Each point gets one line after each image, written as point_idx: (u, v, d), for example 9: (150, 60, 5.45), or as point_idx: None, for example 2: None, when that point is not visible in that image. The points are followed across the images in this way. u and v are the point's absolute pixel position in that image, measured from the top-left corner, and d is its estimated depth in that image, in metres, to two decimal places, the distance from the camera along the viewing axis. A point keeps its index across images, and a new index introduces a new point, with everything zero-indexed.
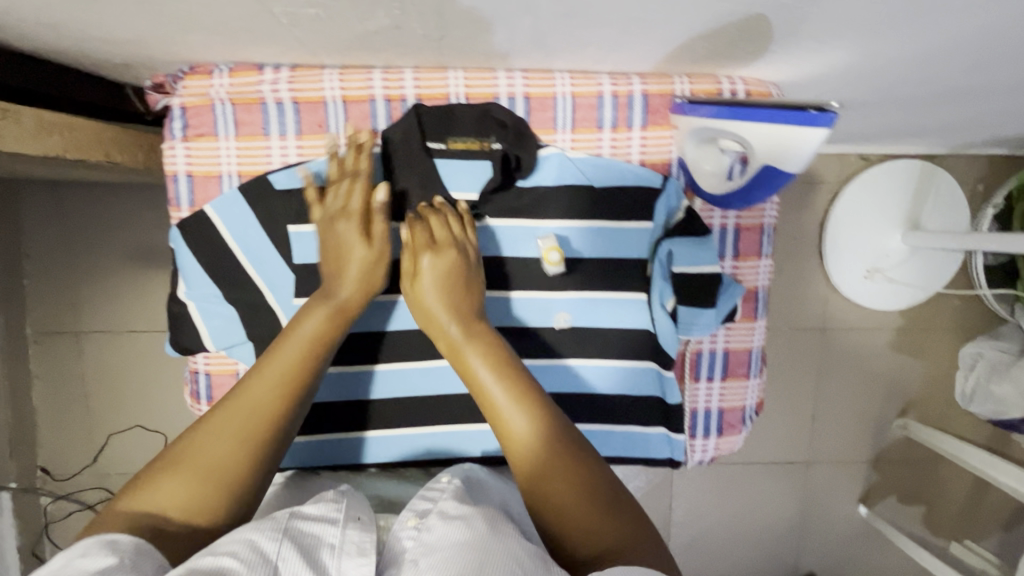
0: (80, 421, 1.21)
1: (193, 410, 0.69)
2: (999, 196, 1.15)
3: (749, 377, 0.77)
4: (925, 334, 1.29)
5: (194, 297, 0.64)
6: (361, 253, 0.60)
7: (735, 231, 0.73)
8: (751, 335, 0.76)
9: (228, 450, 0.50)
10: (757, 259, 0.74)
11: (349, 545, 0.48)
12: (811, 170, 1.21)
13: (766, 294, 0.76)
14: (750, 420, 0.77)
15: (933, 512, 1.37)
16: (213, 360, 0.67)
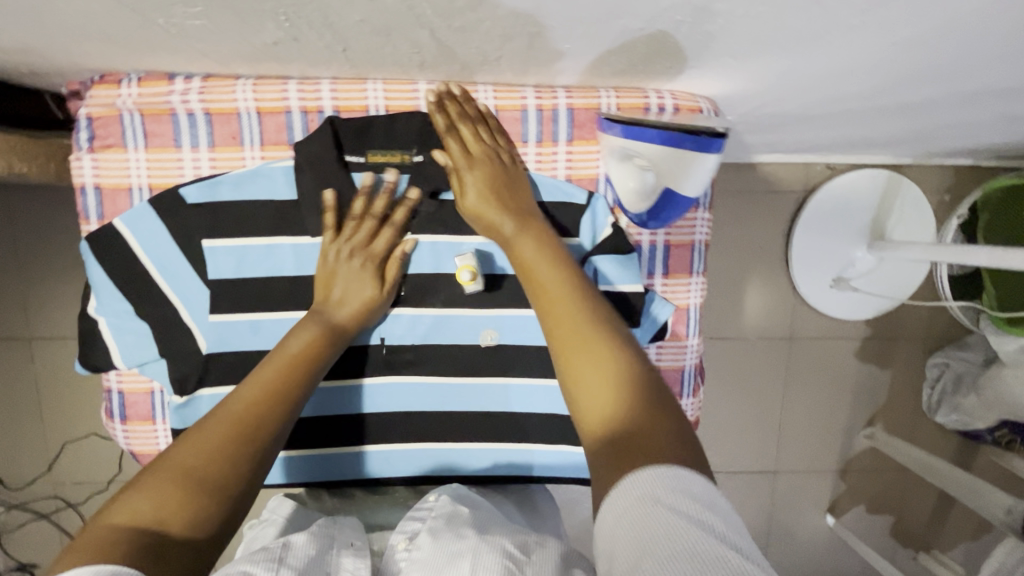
0: (32, 430, 1.18)
1: (109, 430, 0.69)
2: (964, 207, 1.15)
3: (682, 396, 0.74)
4: (892, 344, 1.29)
5: (104, 314, 0.63)
6: (366, 290, 0.64)
7: (664, 248, 0.72)
8: (683, 354, 0.74)
9: (214, 451, 0.52)
10: (687, 277, 0.72)
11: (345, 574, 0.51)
12: (777, 180, 1.19)
13: (699, 312, 0.74)
14: None
15: (901, 522, 1.37)
16: (125, 379, 0.66)
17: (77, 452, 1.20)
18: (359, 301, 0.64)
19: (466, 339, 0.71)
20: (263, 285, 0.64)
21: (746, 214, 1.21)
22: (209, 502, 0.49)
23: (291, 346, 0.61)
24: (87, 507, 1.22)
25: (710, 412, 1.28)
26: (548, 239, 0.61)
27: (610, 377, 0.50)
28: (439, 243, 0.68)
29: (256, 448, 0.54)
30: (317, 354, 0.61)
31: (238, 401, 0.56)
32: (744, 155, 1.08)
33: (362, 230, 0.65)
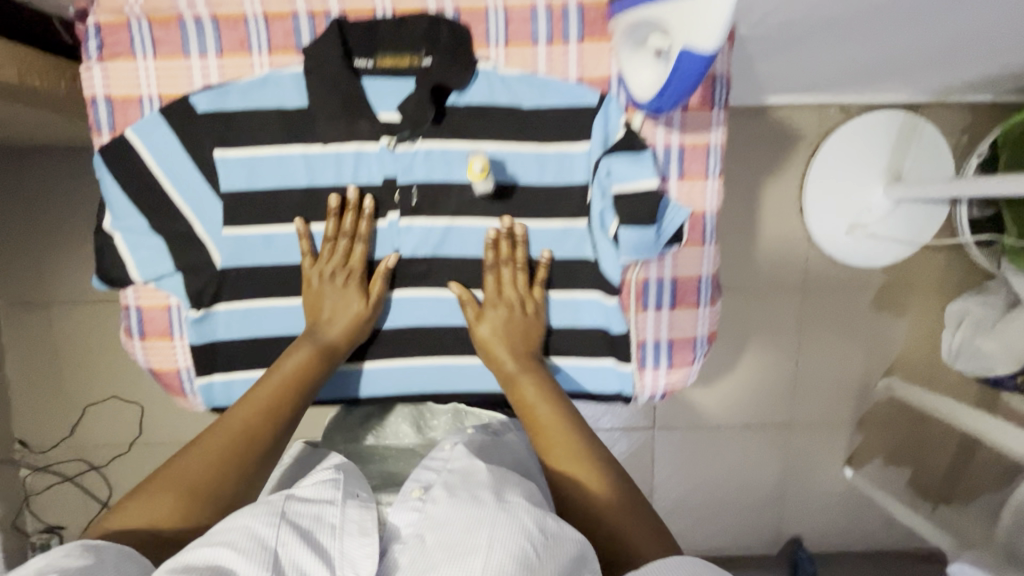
0: (53, 394, 1.20)
1: (126, 346, 0.73)
2: (983, 145, 1.12)
3: (699, 305, 0.76)
4: (910, 292, 1.26)
5: (120, 228, 0.69)
6: (354, 308, 0.70)
7: (680, 149, 0.71)
8: (699, 262, 0.74)
9: (209, 470, 0.59)
10: (703, 180, 0.72)
11: (350, 525, 0.56)
12: (788, 124, 1.17)
13: (715, 218, 0.75)
14: (702, 348, 0.76)
15: (920, 474, 1.35)
16: (142, 295, 0.71)
17: (96, 414, 1.22)
18: (347, 317, 0.70)
19: (476, 253, 0.73)
20: (275, 195, 0.70)
21: (757, 161, 1.19)
22: (202, 508, 0.57)
23: (284, 365, 0.68)
24: (109, 468, 1.24)
25: (723, 363, 1.28)
26: (546, 376, 0.70)
27: (598, 484, 0.61)
28: (451, 149, 0.70)
29: (252, 460, 0.62)
30: (310, 376, 0.68)
31: (235, 418, 0.63)
32: (754, 96, 1.06)
33: (347, 247, 0.71)
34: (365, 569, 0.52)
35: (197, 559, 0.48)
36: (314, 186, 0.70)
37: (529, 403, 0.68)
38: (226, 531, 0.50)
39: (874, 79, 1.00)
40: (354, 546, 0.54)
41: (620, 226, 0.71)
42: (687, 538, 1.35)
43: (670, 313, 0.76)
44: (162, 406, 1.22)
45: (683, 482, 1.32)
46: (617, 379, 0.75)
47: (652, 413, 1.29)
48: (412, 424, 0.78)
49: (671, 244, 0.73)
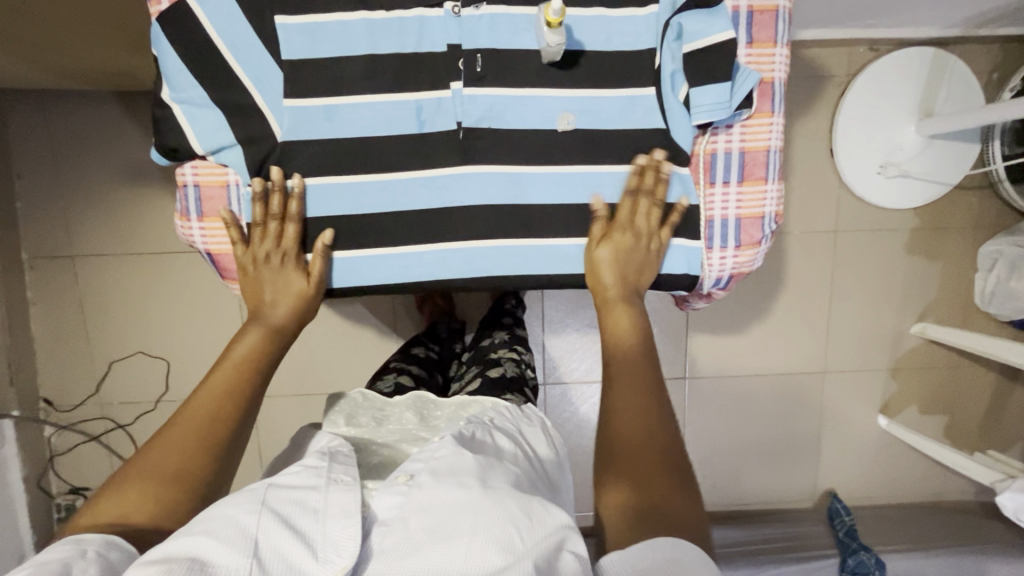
0: (80, 349, 1.19)
1: (182, 230, 0.66)
2: (1016, 80, 1.11)
3: (768, 180, 0.67)
4: (942, 234, 1.25)
5: (180, 100, 0.61)
6: (298, 285, 0.64)
7: (747, 14, 0.63)
8: (769, 133, 0.66)
9: (182, 457, 0.53)
10: (773, 47, 0.64)
11: (333, 508, 0.48)
12: (817, 65, 1.17)
13: (784, 87, 0.66)
14: (772, 229, 0.67)
15: (956, 424, 1.33)
16: (200, 169, 0.64)
17: (123, 371, 1.20)
18: (291, 296, 0.64)
19: (541, 125, 0.64)
20: (336, 65, 0.62)
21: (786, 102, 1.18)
22: (182, 491, 0.51)
23: (241, 343, 0.62)
24: (136, 427, 1.22)
25: (754, 310, 1.27)
26: (640, 316, 0.63)
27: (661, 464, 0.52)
28: (515, 15, 0.63)
29: (219, 443, 0.55)
30: (267, 355, 0.63)
31: (197, 402, 0.57)
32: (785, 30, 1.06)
33: (280, 229, 0.64)
34: (347, 553, 0.44)
35: (175, 548, 0.43)
36: (368, 55, 0.62)
37: (617, 346, 0.61)
38: (207, 518, 0.45)
39: (907, 8, 1.00)
40: (338, 530, 0.46)
41: (693, 87, 0.62)
42: (720, 492, 1.33)
43: (737, 190, 0.67)
44: (191, 360, 1.21)
45: (715, 434, 1.31)
46: (684, 261, 0.67)
47: (683, 363, 1.28)
48: (416, 414, 0.78)
49: (742, 110, 0.64)
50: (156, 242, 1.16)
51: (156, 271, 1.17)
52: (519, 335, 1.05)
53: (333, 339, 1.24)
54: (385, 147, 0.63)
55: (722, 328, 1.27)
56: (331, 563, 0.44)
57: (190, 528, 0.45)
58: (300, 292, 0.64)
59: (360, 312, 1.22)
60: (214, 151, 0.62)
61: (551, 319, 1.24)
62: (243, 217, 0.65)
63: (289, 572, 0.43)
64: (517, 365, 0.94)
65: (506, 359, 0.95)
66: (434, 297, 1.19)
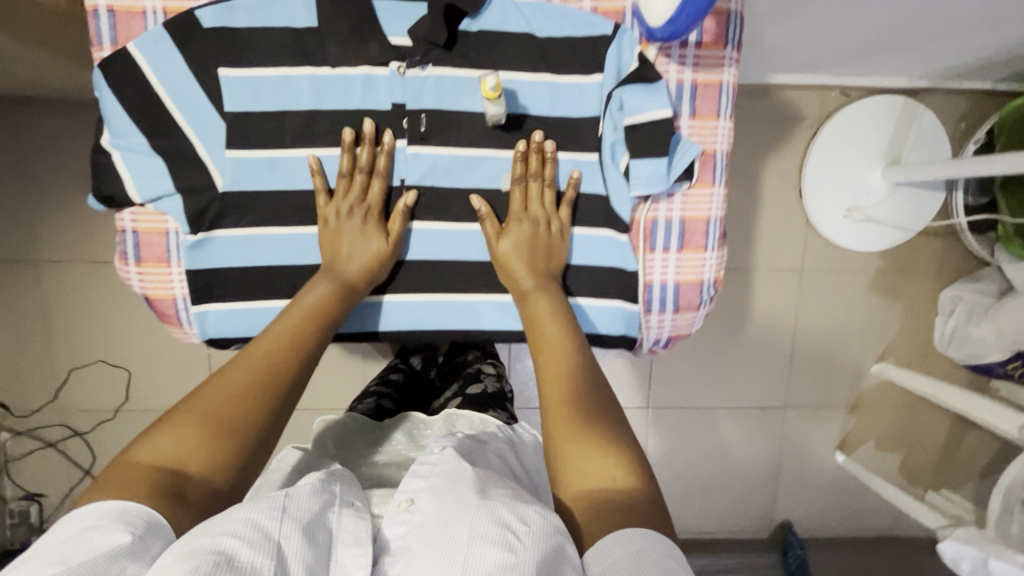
0: (40, 354, 1.18)
1: (120, 274, 0.67)
2: (981, 132, 1.13)
3: (707, 249, 0.70)
4: (905, 276, 1.28)
5: (119, 146, 0.62)
6: (375, 245, 0.66)
7: (691, 87, 0.68)
8: (710, 203, 0.70)
9: (239, 400, 0.55)
10: (714, 119, 0.68)
11: (345, 533, 0.49)
12: (791, 105, 1.18)
13: (725, 158, 0.70)
14: (709, 296, 0.71)
15: (912, 461, 1.36)
16: (139, 216, 0.64)
17: (83, 378, 1.19)
18: (370, 256, 0.66)
19: (486, 183, 0.69)
20: (278, 118, 0.64)
21: (759, 140, 1.20)
22: (230, 445, 0.53)
23: (309, 297, 0.64)
24: (94, 434, 1.21)
25: (720, 343, 1.28)
26: (559, 305, 0.67)
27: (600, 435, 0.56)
28: (462, 78, 0.66)
29: (276, 400, 0.58)
30: (332, 312, 0.65)
31: (258, 355, 0.59)
32: (758, 73, 1.07)
33: (367, 184, 0.66)
34: None
35: (194, 547, 0.41)
36: (313, 110, 0.65)
37: (540, 334, 0.65)
38: (225, 520, 0.44)
39: (877, 59, 1.01)
40: (348, 558, 0.47)
41: (631, 159, 0.67)
42: (678, 519, 1.35)
43: (677, 256, 0.71)
44: (152, 370, 1.20)
45: (675, 462, 1.33)
46: (624, 321, 0.70)
47: (648, 392, 1.29)
48: (405, 434, 0.81)
49: (683, 180, 0.69)
50: None
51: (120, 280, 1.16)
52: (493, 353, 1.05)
53: None
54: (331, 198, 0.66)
55: (687, 359, 1.29)
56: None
57: (213, 525, 0.43)
58: (372, 249, 0.66)
59: None
60: (153, 199, 0.63)
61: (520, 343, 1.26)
62: (182, 263, 0.65)
63: None
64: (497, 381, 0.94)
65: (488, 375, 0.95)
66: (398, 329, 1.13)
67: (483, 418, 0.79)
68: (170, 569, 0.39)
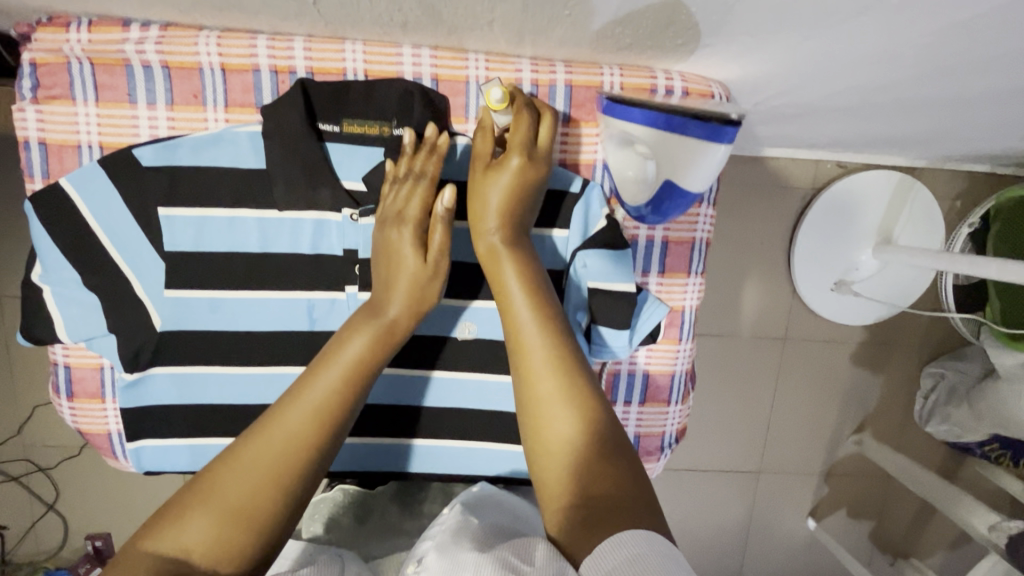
0: (2, 389, 1.15)
1: (53, 400, 0.67)
2: (976, 215, 1.11)
3: (669, 403, 0.75)
4: (888, 351, 1.26)
5: (50, 282, 0.60)
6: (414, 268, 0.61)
7: (662, 244, 0.72)
8: (674, 361, 0.74)
9: (260, 484, 0.49)
10: (685, 277, 0.73)
11: None
12: (785, 175, 1.15)
13: (693, 314, 0.74)
14: (669, 447, 0.76)
15: (881, 528, 1.36)
16: (70, 353, 0.64)
17: (47, 415, 1.17)
18: (408, 286, 0.61)
19: (443, 330, 0.71)
20: (222, 260, 0.62)
21: (749, 209, 1.17)
22: (244, 534, 0.47)
23: (348, 350, 0.57)
24: (58, 471, 1.20)
25: (698, 408, 1.27)
26: (528, 261, 0.61)
27: (588, 424, 0.52)
28: None
29: (303, 468, 0.51)
30: (371, 367, 0.58)
31: (288, 424, 0.52)
32: (751, 146, 1.04)
33: (412, 192, 0.62)
34: None
35: None
36: (259, 253, 0.63)
37: (504, 291, 0.60)
38: None
39: (874, 142, 0.98)
40: None
41: (594, 320, 0.67)
42: None
43: (639, 408, 0.75)
44: None
45: None
46: None
47: None
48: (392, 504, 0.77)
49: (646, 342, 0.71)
50: None
51: None
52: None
53: None
54: (279, 342, 0.65)
55: None
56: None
57: None
58: (413, 265, 0.61)
59: None
60: (86, 339, 0.62)
61: None
62: (116, 400, 0.66)
63: None
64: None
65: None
66: None
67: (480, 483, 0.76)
68: None
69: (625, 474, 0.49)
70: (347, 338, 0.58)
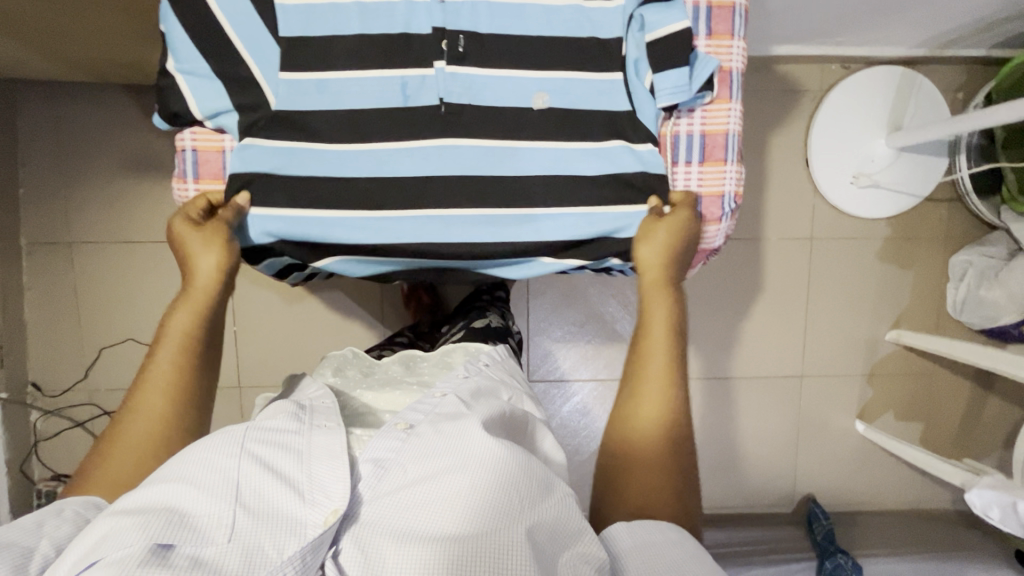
0: (70, 333, 1.22)
1: (177, 192, 0.67)
2: (979, 97, 1.18)
3: (728, 162, 0.68)
4: (913, 244, 1.30)
5: (183, 70, 0.62)
6: (209, 253, 0.62)
7: (707, 9, 0.65)
8: (727, 117, 0.67)
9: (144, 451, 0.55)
10: (730, 39, 0.66)
11: (317, 450, 0.51)
12: (793, 80, 1.24)
13: (741, 78, 0.68)
14: (731, 209, 0.68)
15: (932, 431, 1.36)
16: (201, 135, 0.65)
17: (112, 357, 1.23)
18: (213, 260, 0.62)
19: (517, 106, 0.63)
20: (325, 44, 0.62)
21: (764, 114, 1.25)
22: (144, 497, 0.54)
23: (174, 325, 0.61)
24: None
25: (735, 315, 1.30)
26: (675, 309, 0.64)
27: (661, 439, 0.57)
28: (498, 6, 0.62)
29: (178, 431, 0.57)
30: (201, 335, 0.62)
31: (148, 397, 0.58)
32: (759, 45, 1.13)
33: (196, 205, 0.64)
34: (337, 495, 0.47)
35: (157, 497, 0.45)
36: (344, 36, 0.62)
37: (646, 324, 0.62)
38: (184, 467, 0.47)
39: (872, 28, 1.07)
40: (324, 472, 0.49)
41: (656, 72, 0.63)
42: (702, 493, 1.35)
43: (698, 171, 0.68)
44: None
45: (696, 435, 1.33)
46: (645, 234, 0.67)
47: None
48: (403, 364, 0.81)
49: (702, 94, 0.65)
50: (154, 230, 1.19)
51: (152, 261, 1.20)
52: (504, 303, 1.10)
53: (321, 329, 1.26)
54: (360, 123, 0.63)
55: (703, 330, 1.30)
56: (321, 505, 0.47)
57: (178, 472, 0.47)
58: (199, 254, 0.62)
59: (349, 304, 1.25)
60: (211, 116, 0.63)
61: (534, 316, 1.32)
62: None
63: (277, 512, 0.46)
64: (501, 318, 1.00)
65: (492, 313, 1.01)
66: (421, 291, 1.21)
67: (477, 347, 0.82)
68: (125, 524, 0.42)
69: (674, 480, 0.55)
70: (170, 321, 0.62)
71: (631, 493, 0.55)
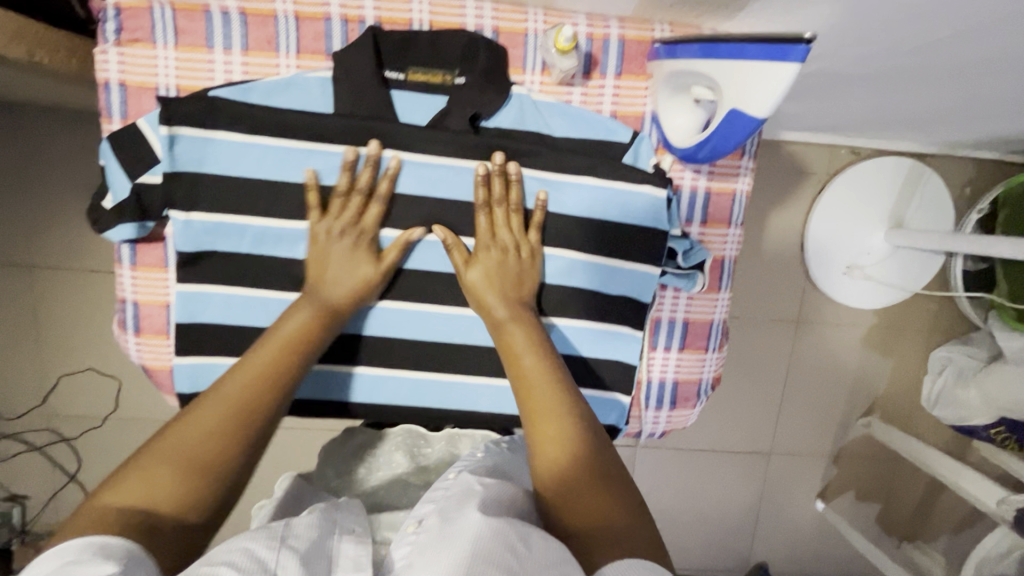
0: (29, 359, 1.17)
1: (120, 340, 0.76)
2: (985, 201, 1.14)
3: (707, 350, 0.82)
4: (896, 334, 1.30)
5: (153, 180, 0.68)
6: (367, 267, 0.69)
7: (704, 194, 0.77)
8: (713, 307, 0.81)
9: (207, 444, 0.52)
10: (725, 228, 0.78)
11: (346, 560, 0.50)
12: (799, 161, 1.19)
13: (731, 263, 0.81)
14: (704, 394, 0.82)
15: (889, 513, 1.39)
16: (142, 284, 0.73)
17: (73, 386, 1.19)
18: (356, 281, 0.69)
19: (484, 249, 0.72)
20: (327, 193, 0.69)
21: (765, 193, 1.20)
22: (203, 485, 0.50)
23: (281, 331, 0.64)
24: (81, 442, 1.21)
25: None
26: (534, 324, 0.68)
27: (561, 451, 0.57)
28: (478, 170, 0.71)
29: (254, 421, 0.56)
30: (308, 345, 0.64)
31: (231, 387, 0.57)
32: (767, 131, 1.07)
33: None
34: None
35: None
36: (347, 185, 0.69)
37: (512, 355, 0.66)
38: (219, 556, 0.43)
39: (886, 128, 1.01)
40: None
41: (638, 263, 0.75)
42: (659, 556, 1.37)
43: (678, 355, 0.82)
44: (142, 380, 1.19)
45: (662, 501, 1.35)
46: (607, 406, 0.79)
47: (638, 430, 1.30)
48: (406, 453, 0.78)
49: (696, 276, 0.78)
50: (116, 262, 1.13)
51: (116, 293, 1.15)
52: None
53: None
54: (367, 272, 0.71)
55: None
56: None
57: (214, 553, 0.44)
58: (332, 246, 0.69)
59: None
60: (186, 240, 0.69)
61: None
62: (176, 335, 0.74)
63: None
64: None
65: None
66: None
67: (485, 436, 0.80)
68: None
69: (599, 486, 0.54)
70: (283, 320, 0.65)
71: (567, 518, 0.52)
